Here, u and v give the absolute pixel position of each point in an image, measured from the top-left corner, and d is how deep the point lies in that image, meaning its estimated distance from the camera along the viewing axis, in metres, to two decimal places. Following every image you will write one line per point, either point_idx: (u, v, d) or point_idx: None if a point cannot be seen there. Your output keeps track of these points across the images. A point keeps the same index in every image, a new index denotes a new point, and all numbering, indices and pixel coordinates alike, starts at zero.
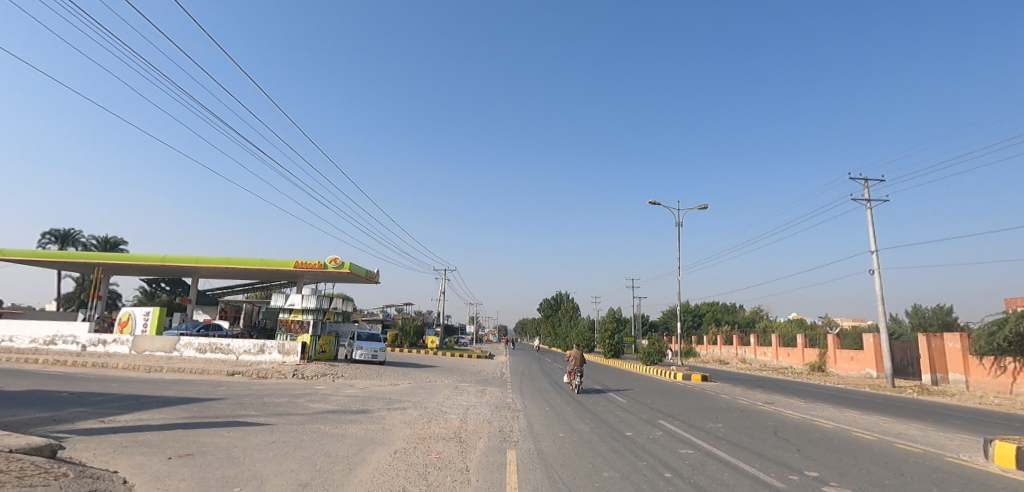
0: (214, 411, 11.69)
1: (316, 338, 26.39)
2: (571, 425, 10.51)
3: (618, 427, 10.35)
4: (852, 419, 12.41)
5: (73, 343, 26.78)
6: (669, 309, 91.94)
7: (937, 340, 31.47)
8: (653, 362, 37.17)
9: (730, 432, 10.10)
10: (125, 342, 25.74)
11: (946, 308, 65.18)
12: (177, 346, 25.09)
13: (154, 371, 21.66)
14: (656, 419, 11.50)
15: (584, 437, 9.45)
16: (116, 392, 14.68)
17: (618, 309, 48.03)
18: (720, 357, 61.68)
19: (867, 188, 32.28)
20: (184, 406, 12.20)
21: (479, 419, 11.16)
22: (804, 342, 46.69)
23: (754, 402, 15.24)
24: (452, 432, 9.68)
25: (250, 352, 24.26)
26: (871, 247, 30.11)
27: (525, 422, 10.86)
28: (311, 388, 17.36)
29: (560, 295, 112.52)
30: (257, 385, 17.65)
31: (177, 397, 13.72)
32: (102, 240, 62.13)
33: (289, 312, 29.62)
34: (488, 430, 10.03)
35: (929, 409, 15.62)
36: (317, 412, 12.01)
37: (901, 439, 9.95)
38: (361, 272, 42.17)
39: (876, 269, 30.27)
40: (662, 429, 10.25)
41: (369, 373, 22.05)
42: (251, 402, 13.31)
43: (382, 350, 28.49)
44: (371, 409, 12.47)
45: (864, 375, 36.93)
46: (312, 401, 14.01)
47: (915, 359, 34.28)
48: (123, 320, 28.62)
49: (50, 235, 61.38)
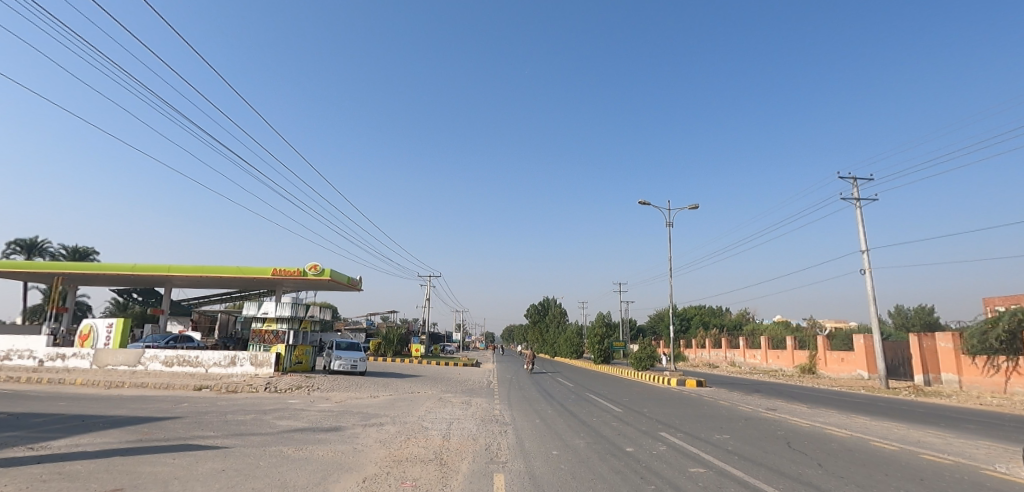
0: (165, 433, 10.45)
1: (292, 348, 25.02)
2: (564, 440, 9.53)
3: (616, 442, 9.38)
4: (865, 426, 11.59)
5: (29, 358, 25.02)
6: (657, 313, 91.73)
7: (929, 339, 31.17)
8: (645, 367, 36.31)
9: (739, 444, 9.22)
10: (85, 356, 24.11)
11: (928, 308, 65.77)
12: (142, 359, 23.55)
13: (114, 386, 20.13)
14: (656, 431, 10.55)
15: (580, 454, 8.50)
16: (63, 412, 13.28)
17: (607, 314, 47.25)
18: (709, 361, 61.31)
19: (856, 187, 31.99)
20: (132, 428, 10.90)
21: (463, 436, 10.08)
22: (794, 345, 46.29)
23: (756, 409, 14.41)
24: (432, 452, 8.64)
25: (220, 365, 22.82)
26: (862, 247, 29.73)
27: (514, 438, 9.87)
28: (282, 402, 16.07)
29: (548, 300, 112.00)
30: (224, 400, 16.30)
31: (129, 417, 12.40)
32: (72, 249, 59.62)
33: (262, 321, 28.18)
34: (473, 448, 9.00)
35: (936, 412, 14.92)
36: (282, 431, 10.81)
37: (924, 449, 9.15)
38: (343, 279, 40.74)
39: (867, 268, 29.89)
40: (665, 443, 9.33)
41: (347, 385, 20.76)
42: (211, 421, 12.04)
43: (362, 359, 27.15)
44: (343, 427, 11.31)
45: (855, 377, 36.56)
46: (280, 418, 12.78)
47: (907, 359, 33.95)
48: (85, 332, 26.91)
49: (15, 245, 58.65)
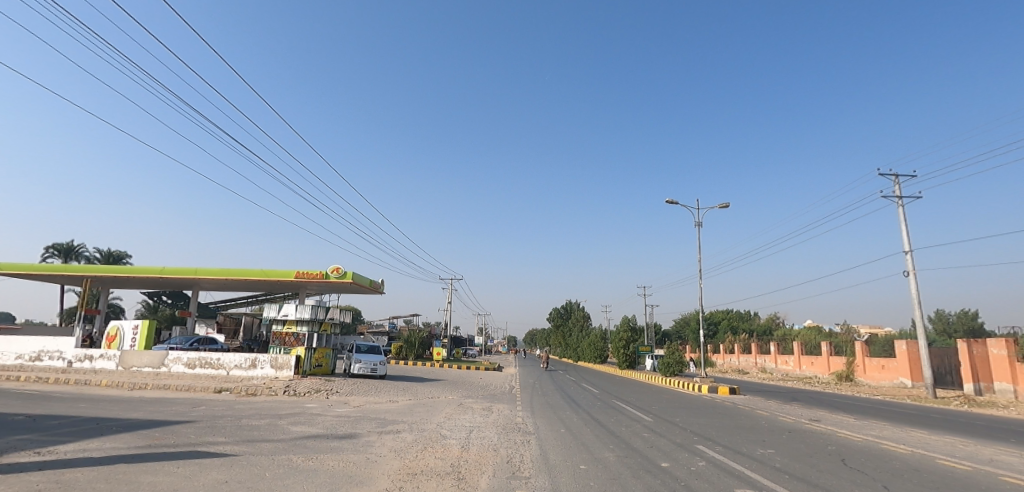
0: (175, 439, 10.06)
1: (312, 351, 24.81)
2: (593, 453, 8.79)
3: (650, 456, 8.60)
4: (926, 441, 10.49)
5: (59, 359, 25.39)
6: (683, 318, 89.59)
7: (979, 346, 29.22)
8: (672, 373, 35.05)
9: (789, 461, 8.32)
10: (112, 357, 24.36)
11: (971, 313, 62.43)
12: (166, 361, 23.66)
13: (137, 388, 20.16)
14: (692, 443, 9.72)
15: (611, 469, 7.76)
16: (80, 414, 13.12)
17: (632, 318, 46.01)
18: (738, 366, 59.42)
19: (898, 185, 30.29)
20: (142, 432, 10.56)
21: (483, 446, 9.42)
22: (829, 351, 44.31)
23: (799, 419, 13.37)
24: (450, 465, 8.01)
25: (241, 367, 22.71)
26: (905, 247, 28.09)
27: (538, 449, 9.18)
28: (300, 407, 15.68)
29: (570, 303, 110.79)
30: (241, 403, 16.00)
31: (143, 420, 12.11)
32: (106, 254, 61.37)
33: (282, 324, 28.08)
34: (493, 460, 8.34)
35: (1001, 426, 13.62)
36: (294, 438, 10.32)
37: (1001, 470, 8.14)
38: (365, 282, 40.68)
39: (911, 270, 28.23)
40: (704, 458, 8.50)
41: (366, 389, 20.34)
42: (224, 426, 11.66)
43: (382, 363, 26.78)
44: (357, 434, 10.77)
45: (897, 385, 34.68)
46: (295, 423, 12.33)
47: (955, 367, 31.98)
48: (112, 334, 27.28)
49: (53, 249, 60.65)
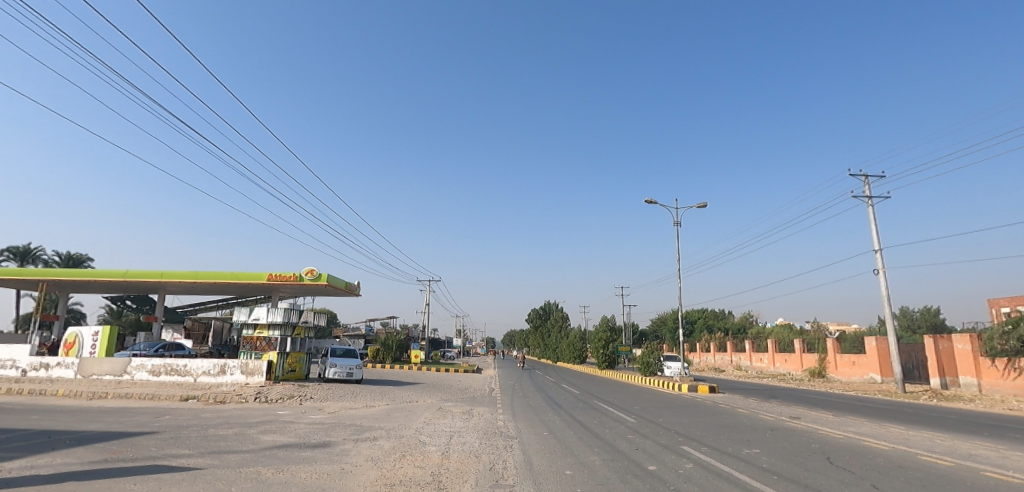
0: (135, 452, 9.43)
1: (285, 356, 24.04)
2: (578, 457, 8.56)
3: (636, 459, 8.39)
4: (905, 437, 10.57)
5: (12, 368, 24.00)
6: (660, 317, 90.68)
7: (945, 342, 30.16)
8: (652, 372, 35.23)
9: (776, 461, 8.21)
10: (70, 365, 23.12)
11: (933, 309, 64.72)
12: (128, 369, 22.56)
13: (96, 397, 19.13)
14: (677, 444, 9.57)
15: (597, 474, 7.52)
16: (31, 427, 12.28)
17: (611, 318, 46.27)
18: (714, 365, 60.26)
19: (868, 185, 31.09)
20: (98, 446, 9.87)
21: (465, 452, 9.10)
22: (802, 348, 45.25)
23: (779, 417, 13.42)
24: (430, 474, 7.65)
25: (210, 374, 21.83)
26: (875, 246, 28.79)
27: (521, 454, 8.90)
28: (272, 414, 15.05)
29: (549, 304, 110.95)
30: (209, 412, 15.29)
31: (101, 433, 11.37)
32: (67, 257, 58.74)
33: (253, 328, 27.14)
34: (475, 468, 8.02)
35: (972, 420, 13.92)
36: (265, 448, 9.79)
37: (979, 464, 8.22)
38: (341, 284, 39.81)
39: (881, 268, 28.95)
40: (691, 460, 8.35)
41: (342, 394, 19.71)
42: (189, 437, 11.02)
43: (358, 367, 26.12)
44: (332, 442, 10.30)
45: (867, 380, 35.57)
46: (266, 432, 11.74)
47: (922, 362, 32.93)
48: (70, 341, 25.93)
49: (8, 252, 57.72)
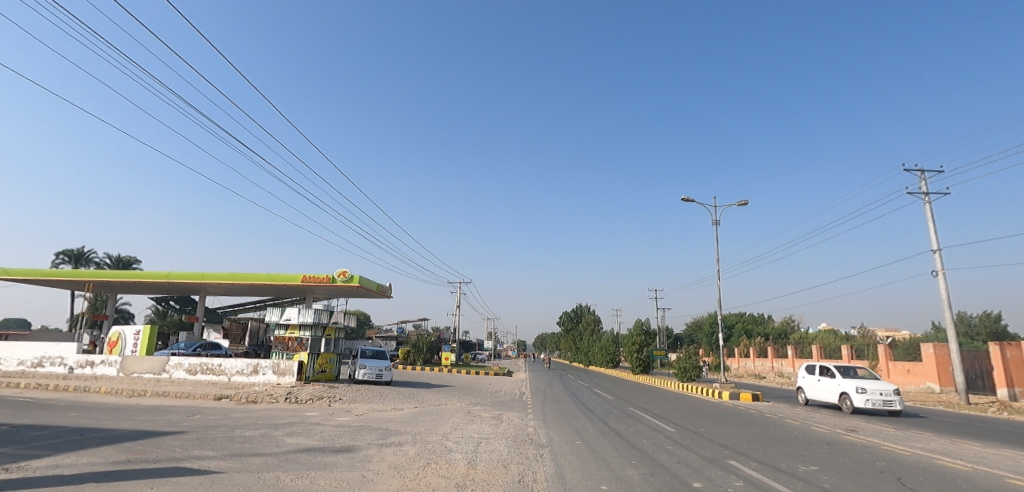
0: (159, 453, 9.29)
1: (315, 356, 24.13)
2: (613, 470, 7.90)
3: (679, 475, 7.66)
4: (982, 456, 9.44)
5: (60, 365, 24.90)
6: (696, 321, 88.06)
7: (1013, 349, 27.83)
8: (689, 378, 33.86)
9: (838, 481, 7.34)
10: (112, 363, 23.80)
11: (994, 315, 60.52)
12: (167, 367, 23.05)
13: (135, 395, 19.53)
14: (723, 458, 8.79)
15: (636, 489, 6.85)
16: (66, 424, 12.41)
17: (645, 321, 44.97)
18: (753, 371, 57.87)
19: (924, 181, 29.07)
20: (125, 446, 9.83)
21: (492, 462, 8.55)
22: (850, 354, 42.77)
23: (834, 430, 12.35)
24: (455, 485, 7.14)
25: (243, 373, 22.08)
26: (933, 245, 26.83)
27: (552, 466, 8.31)
28: (299, 415, 14.92)
29: (580, 307, 109.61)
30: (239, 412, 15.28)
31: (131, 431, 11.38)
32: (116, 259, 61.46)
33: (285, 328, 27.43)
34: (502, 479, 7.45)
35: None
36: (287, 452, 9.51)
37: None
38: (373, 286, 40.02)
39: (940, 269, 26.94)
40: (740, 477, 7.58)
41: (371, 396, 19.53)
42: (215, 437, 10.89)
43: (388, 368, 26.00)
44: (356, 447, 9.94)
45: (925, 390, 33.21)
46: (291, 434, 11.51)
47: (987, 371, 30.53)
48: (114, 339, 26.79)
49: (64, 255, 60.78)
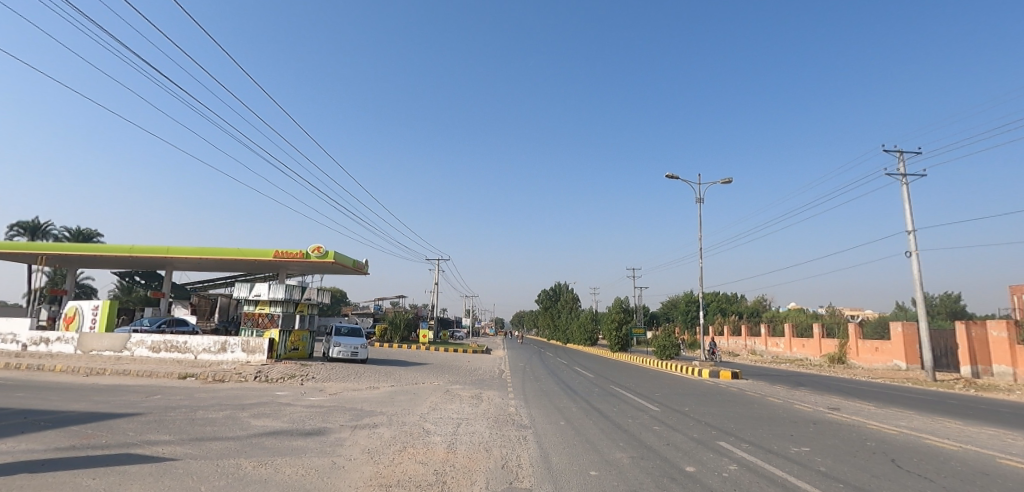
0: (109, 438, 8.51)
1: (287, 334, 23.28)
2: (602, 454, 7.50)
3: (671, 458, 7.29)
4: (966, 435, 9.40)
5: (12, 342, 23.48)
6: (672, 300, 89.53)
7: (978, 328, 28.60)
8: (667, 356, 34.07)
9: (833, 463, 7.06)
10: (69, 340, 22.55)
11: (954, 295, 62.91)
12: (127, 345, 21.90)
13: (93, 374, 18.45)
14: (713, 440, 8.49)
15: (627, 475, 6.45)
16: (11, 406, 11.47)
17: (624, 299, 45.25)
18: (727, 348, 59.15)
19: (902, 162, 29.32)
20: (72, 430, 9.03)
21: (473, 446, 8.02)
22: (821, 333, 43.79)
23: (817, 408, 12.25)
24: (433, 473, 6.56)
25: (210, 351, 21.13)
26: (908, 227, 27.16)
27: (537, 449, 7.85)
28: (269, 395, 14.22)
29: (558, 285, 110.14)
30: (204, 392, 14.48)
31: (80, 414, 10.52)
32: (76, 231, 58.59)
33: (255, 304, 26.44)
34: (484, 465, 6.93)
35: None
36: (252, 435, 8.86)
37: None
38: (348, 262, 39.01)
39: (913, 250, 27.40)
40: (734, 460, 7.23)
41: (345, 375, 18.87)
42: (175, 420, 10.13)
43: (363, 346, 25.33)
44: (327, 430, 9.33)
45: (892, 367, 34.19)
46: (258, 416, 10.82)
47: (951, 349, 31.58)
48: (70, 315, 25.42)
49: (19, 227, 57.70)
